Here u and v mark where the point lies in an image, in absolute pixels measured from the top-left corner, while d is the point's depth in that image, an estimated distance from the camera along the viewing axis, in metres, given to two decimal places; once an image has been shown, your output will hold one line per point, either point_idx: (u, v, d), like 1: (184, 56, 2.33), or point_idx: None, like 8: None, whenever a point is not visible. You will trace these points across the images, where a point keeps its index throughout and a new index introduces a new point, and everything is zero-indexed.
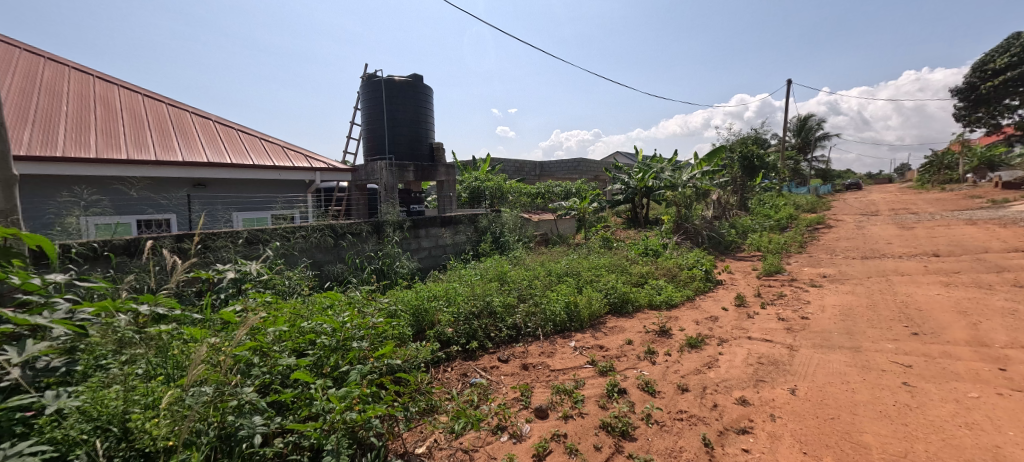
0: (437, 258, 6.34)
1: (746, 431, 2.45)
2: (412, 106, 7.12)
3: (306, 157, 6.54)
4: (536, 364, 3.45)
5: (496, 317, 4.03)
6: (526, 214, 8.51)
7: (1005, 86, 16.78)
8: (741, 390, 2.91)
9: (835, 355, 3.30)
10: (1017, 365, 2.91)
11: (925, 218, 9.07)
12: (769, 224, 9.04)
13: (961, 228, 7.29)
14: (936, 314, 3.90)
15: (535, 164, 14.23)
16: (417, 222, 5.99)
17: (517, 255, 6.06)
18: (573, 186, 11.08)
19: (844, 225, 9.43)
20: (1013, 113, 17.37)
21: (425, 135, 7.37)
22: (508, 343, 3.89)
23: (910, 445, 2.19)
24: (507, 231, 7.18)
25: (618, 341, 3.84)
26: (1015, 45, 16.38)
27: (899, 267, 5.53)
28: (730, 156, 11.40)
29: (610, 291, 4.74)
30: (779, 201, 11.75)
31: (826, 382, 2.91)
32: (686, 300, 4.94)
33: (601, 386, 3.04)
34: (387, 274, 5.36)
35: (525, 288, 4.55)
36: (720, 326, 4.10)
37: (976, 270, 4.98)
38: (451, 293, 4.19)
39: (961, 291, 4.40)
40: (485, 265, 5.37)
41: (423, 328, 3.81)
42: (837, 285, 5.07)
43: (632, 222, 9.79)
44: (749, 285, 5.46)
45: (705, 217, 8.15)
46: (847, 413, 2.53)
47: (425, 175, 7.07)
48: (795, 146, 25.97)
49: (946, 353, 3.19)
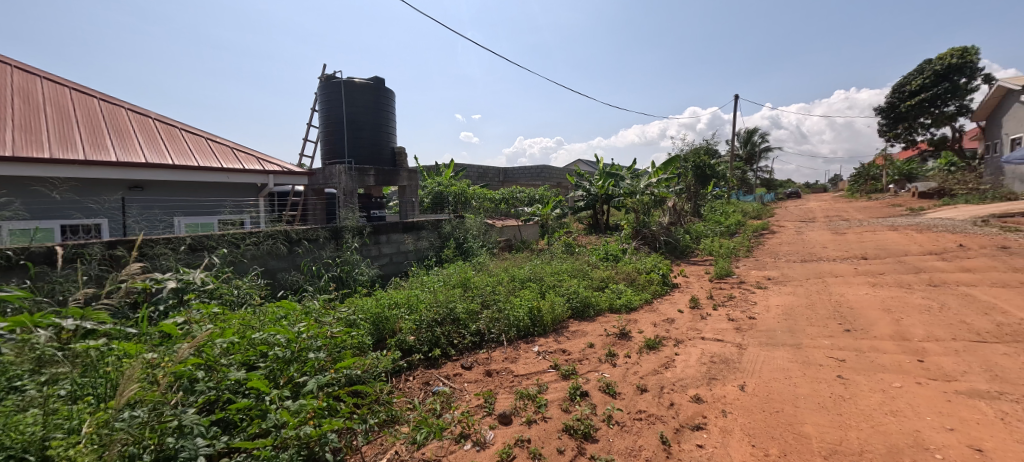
0: (399, 264, 6.21)
1: (700, 427, 2.56)
2: (374, 109, 6.97)
3: (257, 159, 6.23)
4: (499, 370, 3.44)
5: (459, 324, 4.00)
6: (490, 219, 8.51)
7: (921, 106, 18.76)
8: (695, 388, 3.04)
9: (779, 353, 3.53)
10: (933, 356, 3.24)
11: (855, 224, 9.96)
12: (720, 230, 9.58)
13: (885, 233, 8.08)
14: (865, 311, 4.27)
15: (498, 170, 14.29)
16: (378, 227, 5.85)
17: (481, 261, 6.01)
18: (537, 192, 11.20)
19: (786, 231, 10.16)
20: (927, 130, 19.47)
21: (387, 139, 7.22)
22: (472, 349, 3.86)
23: (845, 433, 2.38)
24: (471, 236, 7.10)
25: (580, 345, 3.91)
26: (927, 70, 18.41)
27: (833, 269, 6.02)
28: (685, 166, 12.11)
29: (572, 296, 4.83)
30: (728, 208, 12.50)
31: (771, 377, 3.11)
32: (645, 303, 5.12)
33: (563, 390, 3.07)
34: (346, 282, 5.15)
35: (488, 294, 4.53)
36: (676, 328, 4.27)
37: (898, 271, 5.53)
38: (413, 300, 4.11)
39: (886, 290, 4.86)
40: (448, 272, 5.29)
41: (383, 337, 3.72)
42: (780, 287, 5.45)
43: (594, 228, 10.05)
44: (702, 288, 5.75)
45: (662, 223, 8.51)
46: (790, 406, 2.71)
47: (387, 179, 6.93)
48: (742, 157, 27.74)
49: (874, 347, 3.50)
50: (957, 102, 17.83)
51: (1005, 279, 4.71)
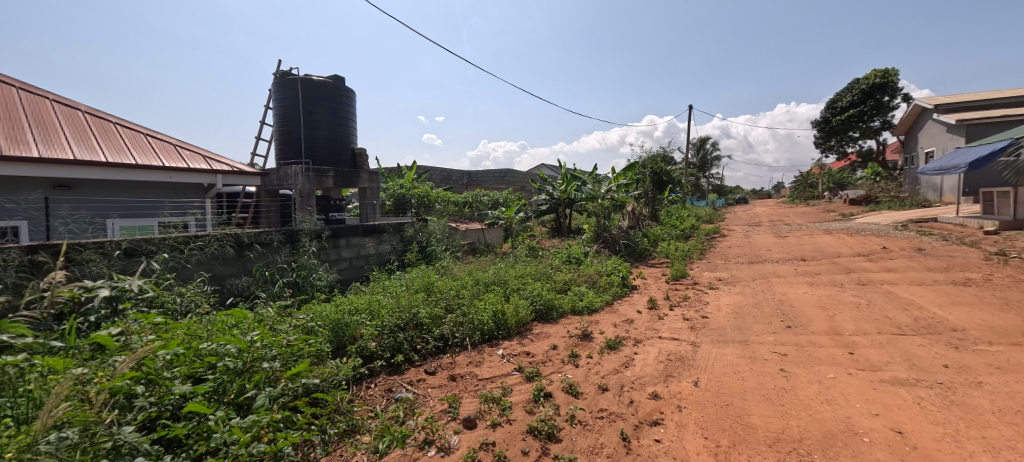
0: (359, 269, 6.03)
1: (658, 423, 2.68)
2: (332, 108, 6.73)
3: (204, 157, 5.85)
4: (464, 374, 3.42)
5: (422, 329, 3.94)
6: (454, 223, 8.43)
7: (851, 121, 20.64)
8: (653, 385, 3.17)
9: (729, 349, 3.75)
10: (860, 348, 3.57)
11: (795, 228, 10.77)
12: (676, 234, 10.03)
13: (820, 237, 8.80)
14: (804, 309, 4.63)
15: (462, 173, 14.20)
16: (336, 231, 5.65)
17: (444, 265, 5.94)
18: (500, 196, 11.21)
19: (735, 234, 10.82)
20: (856, 143, 21.45)
21: (347, 140, 7.00)
22: (436, 354, 3.81)
23: (787, 422, 2.57)
24: (435, 239, 6.98)
25: (543, 347, 3.96)
26: (855, 88, 20.33)
27: (776, 270, 6.48)
28: (643, 171, 12.61)
29: (536, 299, 4.89)
30: (683, 213, 13.12)
31: (722, 373, 3.30)
32: (606, 305, 5.27)
33: (527, 392, 3.10)
34: (303, 287, 4.93)
35: (452, 298, 4.49)
36: (635, 328, 4.43)
37: (832, 271, 6.04)
38: (374, 306, 4.02)
39: (821, 289, 5.30)
40: (411, 276, 5.18)
41: (343, 344, 3.59)
42: (729, 287, 5.79)
43: (557, 232, 10.22)
44: (659, 289, 5.99)
45: (621, 227, 8.80)
46: (738, 398, 2.89)
47: (346, 181, 6.71)
48: (695, 164, 29.22)
49: (811, 342, 3.80)
50: (881, 119, 19.83)
51: (920, 278, 5.27)
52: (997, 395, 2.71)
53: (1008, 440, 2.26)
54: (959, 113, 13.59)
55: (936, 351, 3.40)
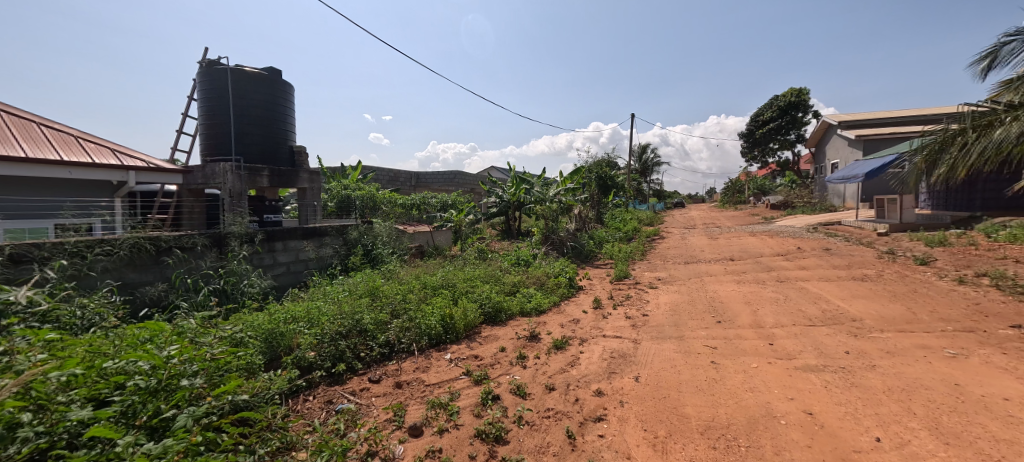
0: (297, 274, 5.67)
1: (602, 419, 2.77)
2: (267, 103, 6.27)
3: (114, 151, 5.20)
4: (410, 381, 3.32)
5: (366, 335, 3.78)
6: (401, 225, 8.17)
7: (771, 133, 22.83)
8: (597, 382, 3.28)
9: (666, 345, 3.98)
10: (778, 339, 3.95)
11: (725, 230, 11.71)
12: (619, 236, 10.50)
13: (746, 238, 9.65)
14: (732, 305, 5.03)
15: (410, 173, 13.82)
16: (271, 233, 5.28)
17: (390, 269, 5.73)
18: (450, 198, 11.04)
19: (673, 236, 11.54)
20: (775, 154, 23.79)
21: (285, 137, 6.57)
22: (380, 361, 3.66)
23: (717, 410, 2.77)
24: (381, 241, 6.73)
25: (492, 349, 3.95)
26: (775, 104, 22.53)
27: (709, 269, 6.99)
28: (589, 176, 13.08)
29: (485, 301, 4.87)
30: (626, 216, 13.77)
31: (661, 367, 3.49)
32: (553, 306, 5.38)
33: (475, 396, 3.08)
34: (231, 295, 4.51)
35: (399, 303, 4.34)
36: (581, 327, 4.56)
37: (755, 270, 6.63)
38: (314, 313, 3.80)
39: (747, 286, 5.79)
40: (354, 281, 4.95)
41: (277, 355, 3.35)
42: (667, 286, 6.16)
43: (507, 234, 10.28)
44: (604, 289, 6.23)
45: (569, 229, 9.05)
46: (674, 391, 3.08)
47: (283, 181, 6.29)
48: (637, 170, 30.81)
49: (738, 335, 4.13)
50: (796, 133, 22.20)
51: (827, 275, 5.95)
52: (887, 376, 3.12)
53: (895, 416, 2.61)
54: (857, 130, 15.53)
55: (839, 339, 3.84)
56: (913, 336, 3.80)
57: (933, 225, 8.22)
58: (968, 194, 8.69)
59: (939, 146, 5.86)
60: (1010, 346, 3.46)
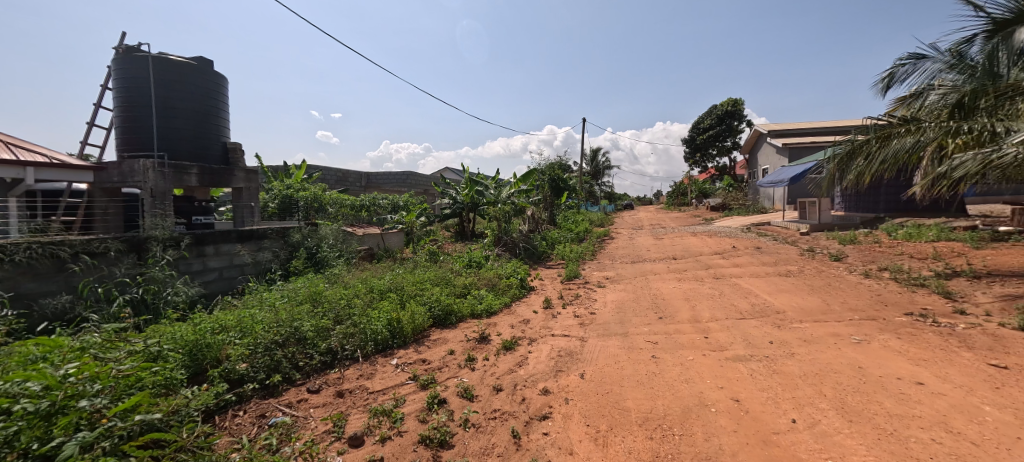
0: (232, 280, 5.29)
1: (547, 417, 2.81)
2: (196, 95, 5.78)
3: (9, 144, 4.58)
4: (353, 389, 3.19)
5: (305, 343, 3.59)
6: (349, 227, 7.86)
7: (710, 139, 24.41)
8: (544, 381, 3.33)
9: (611, 341, 4.12)
10: (712, 333, 4.22)
11: (669, 231, 12.38)
12: (571, 237, 10.76)
13: (688, 238, 10.23)
14: (673, 301, 5.30)
15: (360, 173, 13.33)
16: (201, 236, 4.89)
17: (335, 273, 5.47)
18: (401, 199, 10.77)
19: (622, 237, 12.02)
20: (714, 159, 25.47)
21: (216, 132, 6.11)
22: (321, 370, 3.48)
23: (656, 403, 2.90)
24: (326, 244, 6.40)
25: (440, 353, 3.89)
26: (713, 112, 24.16)
27: (653, 268, 7.34)
28: (542, 178, 13.27)
29: (434, 304, 4.79)
30: (578, 217, 14.14)
31: (605, 364, 3.60)
32: (504, 307, 5.40)
33: (421, 400, 3.02)
34: (152, 306, 4.08)
35: (343, 308, 4.16)
36: (531, 327, 4.61)
37: (695, 268, 7.04)
38: (247, 322, 3.56)
39: (687, 283, 6.14)
40: (294, 286, 4.68)
41: (203, 369, 3.10)
42: (615, 285, 6.39)
43: (460, 236, 10.19)
44: (555, 289, 6.35)
45: (521, 231, 9.13)
46: (617, 386, 3.19)
47: (216, 180, 5.84)
48: (589, 173, 31.75)
49: (677, 330, 4.37)
50: (732, 139, 23.91)
51: (757, 271, 6.44)
52: (803, 362, 3.43)
53: (810, 398, 2.87)
54: (785, 138, 16.99)
55: (765, 330, 4.17)
56: (827, 325, 4.20)
57: (846, 225, 9.17)
58: (874, 197, 9.75)
59: (848, 154, 6.52)
60: (904, 331, 3.93)
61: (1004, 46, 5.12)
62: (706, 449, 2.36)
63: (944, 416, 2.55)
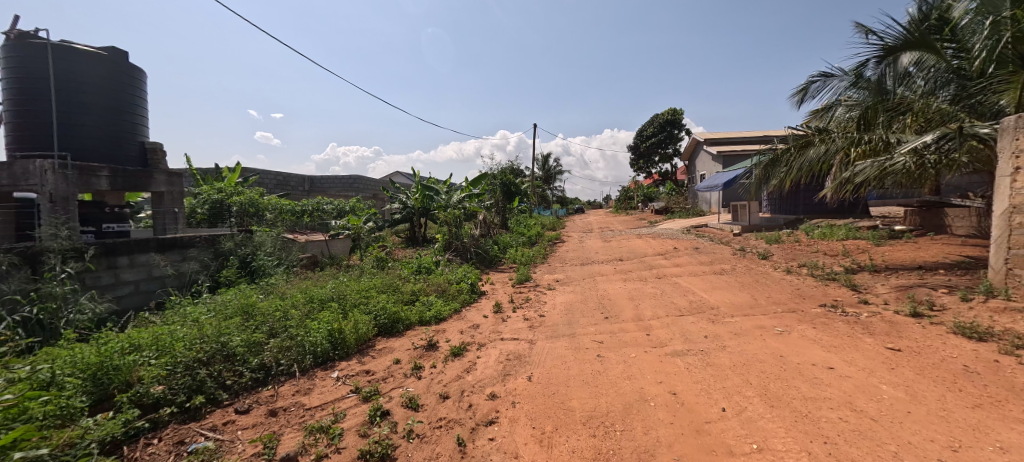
0: (149, 294, 4.80)
1: (493, 421, 2.80)
2: (110, 90, 5.24)
3: None
4: (287, 407, 2.99)
5: (234, 360, 3.32)
6: (289, 234, 7.42)
7: (653, 147, 25.80)
8: (491, 386, 3.32)
9: (559, 343, 4.20)
10: (654, 330, 4.42)
11: (617, 234, 12.89)
12: (523, 240, 10.88)
13: (634, 240, 10.69)
14: (618, 301, 5.51)
15: (303, 177, 12.65)
16: (111, 246, 4.39)
17: (272, 283, 5.12)
18: (347, 203, 10.35)
19: (573, 240, 12.33)
20: (657, 166, 26.93)
21: (133, 132, 5.58)
22: (252, 388, 3.24)
23: (599, 401, 2.98)
24: (264, 251, 5.99)
25: (385, 363, 3.77)
26: (655, 121, 25.60)
27: (602, 269, 7.58)
28: (493, 182, 13.32)
29: (380, 313, 4.63)
30: (531, 221, 14.35)
31: (553, 365, 3.66)
32: (454, 313, 5.32)
33: (363, 414, 2.89)
34: (48, 328, 3.58)
35: (278, 321, 3.91)
36: (480, 332, 4.59)
37: (640, 268, 7.37)
38: (166, 339, 3.24)
39: (631, 283, 6.40)
40: (224, 299, 4.33)
41: (109, 394, 2.77)
42: (564, 287, 6.53)
43: (411, 242, 9.97)
44: (505, 293, 6.38)
45: (473, 235, 9.07)
46: (563, 386, 3.25)
47: (131, 183, 5.27)
48: (542, 177, 32.34)
49: (622, 329, 4.53)
50: (673, 147, 25.43)
51: (695, 270, 6.86)
52: (733, 354, 3.69)
53: (738, 388, 3.08)
54: (719, 146, 18.35)
55: (701, 326, 4.44)
56: (754, 318, 4.55)
57: (772, 226, 10.03)
58: (794, 201, 10.76)
59: (772, 161, 7.13)
60: (818, 321, 4.35)
61: (891, 70, 5.87)
62: (645, 442, 2.46)
63: (850, 396, 2.84)
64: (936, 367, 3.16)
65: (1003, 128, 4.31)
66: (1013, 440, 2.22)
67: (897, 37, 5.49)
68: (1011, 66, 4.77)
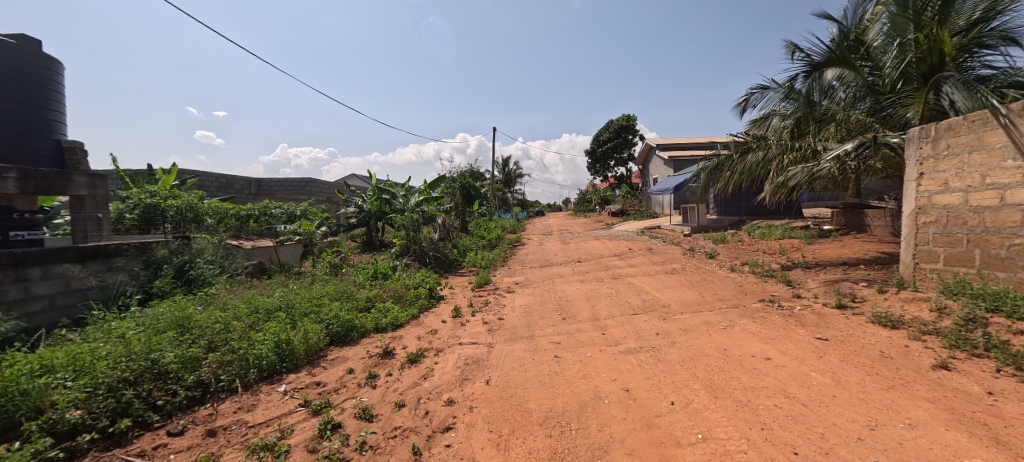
0: (66, 310, 4.33)
1: (450, 428, 2.78)
2: (18, 82, 4.67)
3: None
4: (228, 425, 2.81)
5: (166, 378, 3.06)
6: (233, 240, 6.97)
7: (610, 151, 26.66)
8: (449, 391, 3.29)
9: (517, 345, 4.23)
10: (609, 329, 4.56)
11: (575, 235, 13.20)
12: (483, 244, 10.87)
13: (591, 242, 10.99)
14: (576, 302, 5.63)
15: (248, 180, 11.92)
16: (19, 257, 3.94)
17: (212, 293, 4.77)
18: (298, 207, 9.88)
19: (532, 242, 12.48)
20: (614, 169, 27.85)
21: (46, 129, 5.03)
22: (188, 408, 3.01)
23: (556, 401, 3.04)
24: (203, 259, 5.60)
25: (338, 373, 3.63)
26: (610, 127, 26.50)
27: (560, 271, 7.73)
28: (452, 185, 13.21)
29: (333, 321, 4.46)
30: (491, 224, 14.38)
31: (511, 368, 3.67)
32: (411, 319, 5.21)
33: (312, 428, 2.77)
34: None
35: (218, 333, 3.66)
36: (438, 338, 4.53)
37: (597, 269, 7.58)
38: (85, 359, 2.92)
39: (588, 284, 6.57)
40: (155, 312, 3.97)
41: (14, 423, 2.46)
42: (524, 289, 6.59)
43: (368, 247, 9.67)
44: (464, 297, 6.34)
45: (432, 239, 8.91)
46: (520, 388, 3.27)
47: (46, 186, 4.73)
48: (503, 180, 32.46)
49: (578, 329, 4.64)
50: (628, 152, 26.42)
51: (648, 270, 7.16)
52: (681, 350, 3.88)
53: (686, 381, 3.24)
54: (670, 151, 19.29)
55: (653, 323, 4.64)
56: (701, 314, 4.82)
57: (718, 226, 10.67)
58: (737, 203, 11.51)
59: (717, 167, 7.58)
60: (758, 315, 4.67)
61: (816, 83, 6.40)
62: (599, 439, 2.53)
63: (784, 384, 3.07)
64: (857, 354, 3.49)
65: (909, 138, 4.85)
66: (919, 416, 2.49)
67: (822, 54, 6.05)
68: (916, 84, 5.40)
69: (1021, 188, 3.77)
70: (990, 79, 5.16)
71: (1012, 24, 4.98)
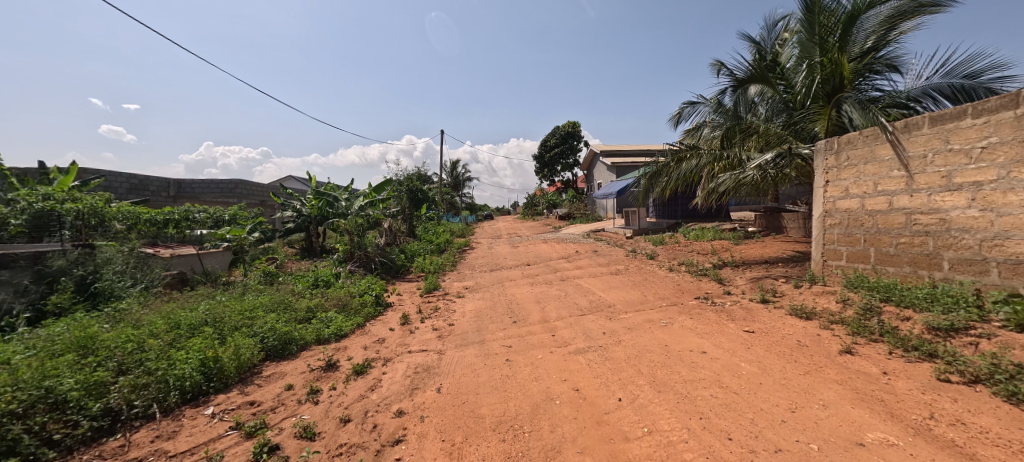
0: None
1: (401, 440, 2.67)
2: None
3: None
4: (143, 457, 2.49)
5: (64, 408, 2.64)
6: (148, 248, 6.25)
7: (556, 156, 27.37)
8: (399, 402, 3.17)
9: (469, 350, 4.19)
10: (559, 330, 4.66)
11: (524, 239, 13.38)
12: (431, 248, 10.66)
13: (540, 245, 11.20)
14: (526, 305, 5.69)
15: (166, 181, 10.72)
16: None
17: (121, 308, 4.21)
18: (227, 211, 9.08)
19: (482, 246, 12.45)
20: (561, 174, 28.62)
21: None
22: (93, 441, 2.63)
23: (509, 405, 3.04)
24: (111, 270, 4.94)
25: (275, 390, 3.37)
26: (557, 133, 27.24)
27: (510, 274, 7.78)
28: (398, 188, 12.83)
29: (268, 334, 4.13)
30: (440, 228, 14.16)
31: (463, 374, 3.62)
32: (357, 328, 4.97)
33: (245, 452, 2.53)
34: None
35: (130, 353, 3.24)
36: (386, 347, 4.35)
37: (546, 272, 7.73)
38: None
39: (538, 287, 6.67)
40: (49, 332, 3.42)
41: None
42: (474, 294, 6.55)
43: (307, 253, 9.10)
44: (413, 303, 6.17)
45: (378, 244, 8.59)
46: (472, 394, 3.24)
47: None
48: (451, 183, 32.07)
49: (529, 331, 4.69)
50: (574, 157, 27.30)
51: (595, 272, 7.43)
52: (626, 347, 4.06)
53: (631, 378, 3.39)
54: (613, 158, 20.25)
55: (600, 323, 4.82)
56: (644, 313, 5.08)
57: (658, 229, 11.34)
58: (674, 207, 12.30)
59: (655, 172, 8.09)
60: (694, 312, 5.02)
61: (741, 98, 7.29)
62: (551, 440, 2.57)
63: (718, 375, 3.32)
64: (779, 343, 3.86)
65: (817, 150, 5.44)
66: (830, 397, 2.81)
67: (745, 71, 6.67)
68: (821, 102, 6.11)
69: (905, 194, 4.41)
70: (878, 101, 6.00)
71: (895, 54, 5.80)
